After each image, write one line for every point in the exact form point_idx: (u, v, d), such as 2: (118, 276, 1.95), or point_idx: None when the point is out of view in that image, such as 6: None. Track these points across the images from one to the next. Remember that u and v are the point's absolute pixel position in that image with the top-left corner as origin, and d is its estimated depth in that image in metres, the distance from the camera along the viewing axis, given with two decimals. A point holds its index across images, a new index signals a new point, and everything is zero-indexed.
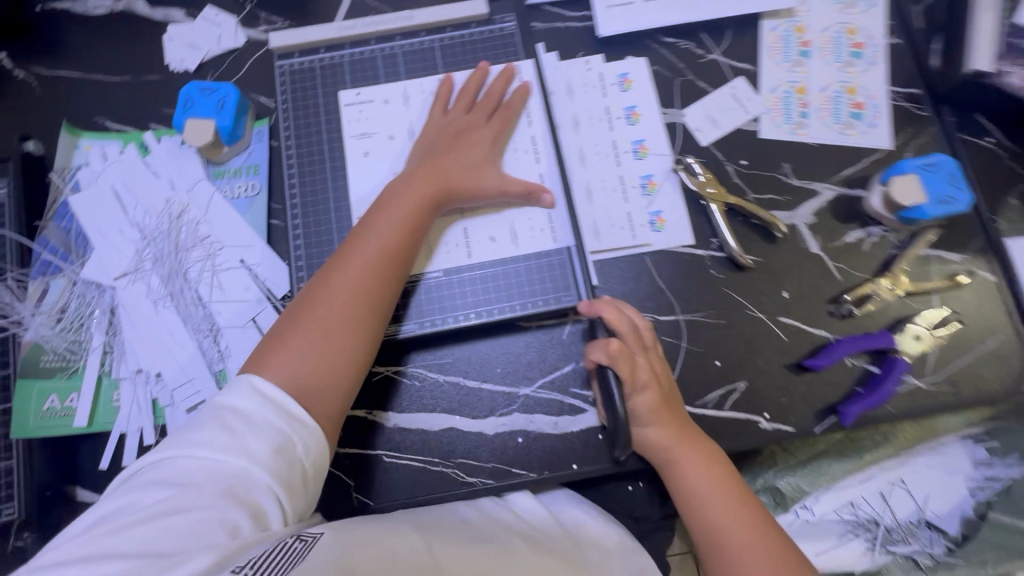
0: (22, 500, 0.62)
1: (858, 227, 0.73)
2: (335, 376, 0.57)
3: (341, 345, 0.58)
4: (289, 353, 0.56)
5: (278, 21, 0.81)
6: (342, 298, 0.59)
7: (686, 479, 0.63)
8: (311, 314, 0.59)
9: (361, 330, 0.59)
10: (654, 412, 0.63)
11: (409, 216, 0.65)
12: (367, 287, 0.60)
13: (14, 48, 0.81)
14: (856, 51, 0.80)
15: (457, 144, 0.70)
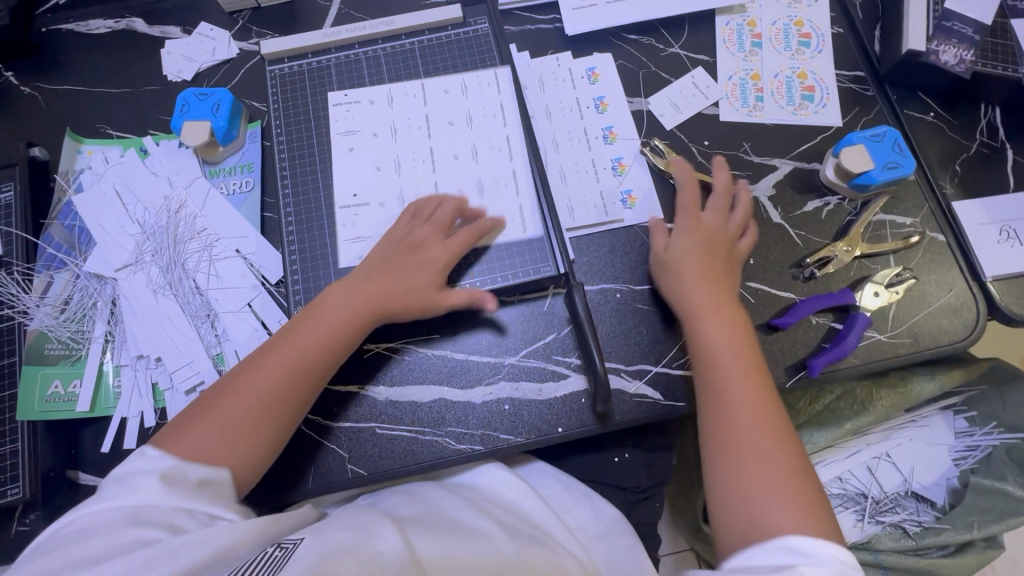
0: (27, 481, 0.64)
1: (815, 197, 0.79)
2: (243, 460, 0.58)
3: (256, 436, 0.59)
4: (202, 434, 0.57)
5: (269, 34, 0.88)
6: (263, 391, 0.60)
7: (711, 339, 0.66)
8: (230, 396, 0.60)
9: (278, 424, 0.60)
10: (696, 272, 0.69)
11: (343, 318, 0.65)
12: (288, 379, 0.61)
13: (23, 66, 0.87)
14: (804, 40, 0.87)
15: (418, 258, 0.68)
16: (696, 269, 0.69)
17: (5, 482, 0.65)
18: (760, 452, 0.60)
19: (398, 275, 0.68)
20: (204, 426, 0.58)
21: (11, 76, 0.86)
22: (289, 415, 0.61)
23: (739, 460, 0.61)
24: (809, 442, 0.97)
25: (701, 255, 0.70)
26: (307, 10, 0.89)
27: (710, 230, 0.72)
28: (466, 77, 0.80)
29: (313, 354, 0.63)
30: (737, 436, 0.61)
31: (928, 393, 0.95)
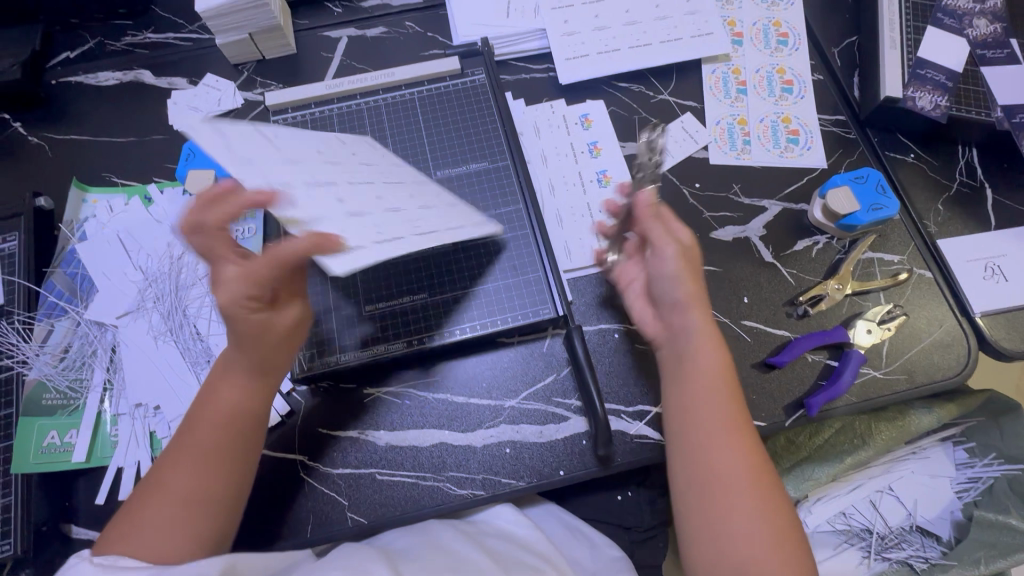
0: (19, 538, 0.63)
1: (805, 237, 0.81)
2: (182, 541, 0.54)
3: (200, 533, 0.56)
4: (149, 540, 0.54)
5: (273, 84, 0.91)
6: (201, 491, 0.57)
7: (697, 342, 0.62)
8: (167, 499, 0.56)
9: (225, 516, 0.58)
10: (680, 272, 0.62)
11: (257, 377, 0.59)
12: (209, 456, 0.57)
13: (32, 117, 0.89)
14: (787, 87, 0.91)
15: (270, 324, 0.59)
16: (683, 270, 0.62)
17: None
18: (734, 458, 0.57)
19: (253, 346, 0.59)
20: (151, 531, 0.54)
21: (19, 127, 0.88)
22: (232, 505, 0.58)
23: (707, 466, 0.57)
24: (811, 478, 0.96)
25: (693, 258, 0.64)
26: (310, 62, 0.92)
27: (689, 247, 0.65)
28: (465, 133, 0.83)
29: (239, 443, 0.59)
30: (713, 460, 0.57)
31: (926, 426, 0.95)
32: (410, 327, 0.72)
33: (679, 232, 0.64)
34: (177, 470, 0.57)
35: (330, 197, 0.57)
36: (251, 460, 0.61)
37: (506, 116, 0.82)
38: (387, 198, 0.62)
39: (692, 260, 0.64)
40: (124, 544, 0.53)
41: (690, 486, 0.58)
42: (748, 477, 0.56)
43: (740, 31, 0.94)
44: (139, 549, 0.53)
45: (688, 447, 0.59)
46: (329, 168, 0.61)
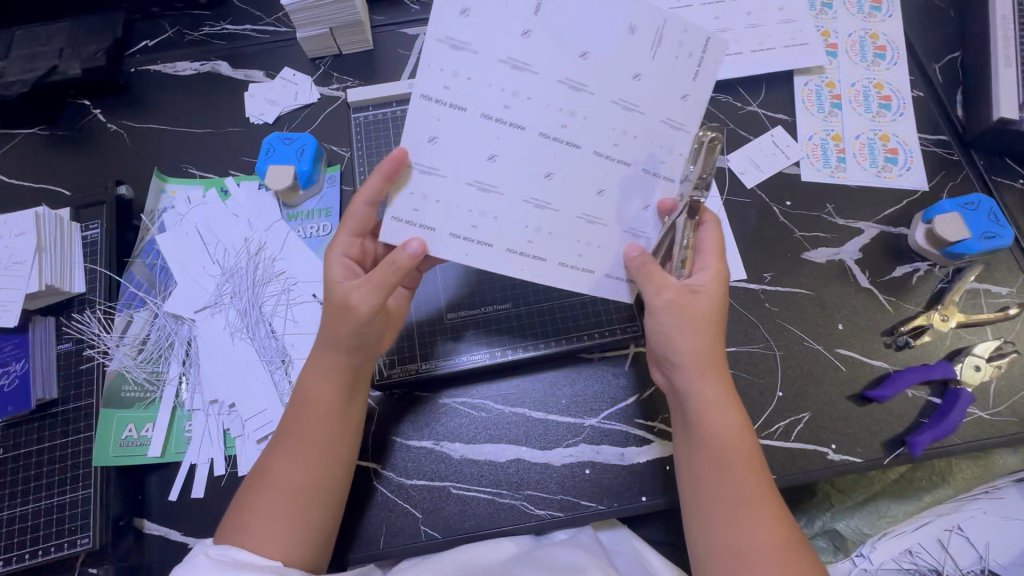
0: (97, 531, 0.62)
1: (904, 263, 0.76)
2: (302, 539, 0.55)
3: (309, 517, 0.56)
4: (260, 531, 0.54)
5: (349, 80, 0.90)
6: (299, 479, 0.56)
7: (711, 401, 0.57)
8: (270, 491, 0.56)
9: (331, 497, 0.58)
10: (682, 323, 0.57)
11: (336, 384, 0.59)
12: (312, 459, 0.57)
13: (111, 104, 0.89)
14: (885, 102, 0.86)
15: (348, 315, 0.57)
16: (698, 326, 0.57)
17: (76, 530, 0.62)
18: (758, 515, 0.54)
19: (332, 332, 0.58)
20: (260, 523, 0.54)
21: (98, 113, 0.88)
22: (340, 486, 0.59)
23: (728, 524, 0.54)
24: (886, 515, 0.90)
25: (714, 310, 0.58)
26: (388, 59, 0.91)
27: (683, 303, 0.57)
28: None
29: (332, 427, 0.59)
30: (726, 518, 0.54)
31: (1011, 466, 0.91)
32: (491, 337, 0.72)
33: (704, 278, 0.59)
34: (274, 460, 0.57)
35: (467, 161, 0.53)
36: (347, 442, 0.60)
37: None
38: (520, 184, 0.54)
39: (709, 314, 0.58)
40: (239, 535, 0.54)
41: (711, 548, 0.54)
42: (777, 535, 0.53)
43: (835, 42, 0.90)
44: (253, 541, 0.54)
45: (705, 507, 0.56)
46: (495, 100, 0.52)
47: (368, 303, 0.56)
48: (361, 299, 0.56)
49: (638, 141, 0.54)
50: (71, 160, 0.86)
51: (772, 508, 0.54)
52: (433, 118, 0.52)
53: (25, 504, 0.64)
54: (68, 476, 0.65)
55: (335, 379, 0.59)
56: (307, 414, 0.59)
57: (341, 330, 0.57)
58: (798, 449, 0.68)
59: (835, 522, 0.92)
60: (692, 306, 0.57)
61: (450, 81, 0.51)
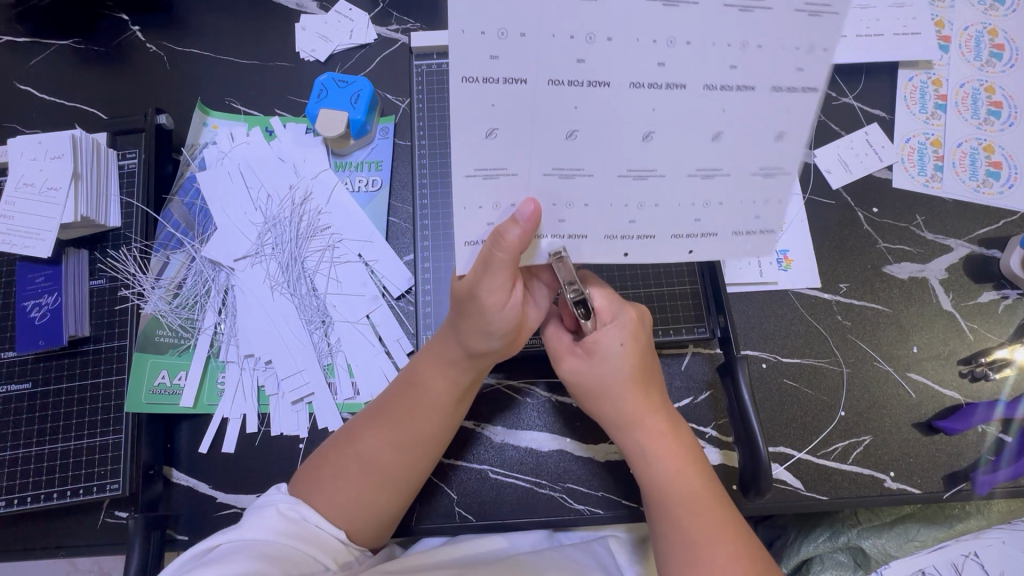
0: (127, 478, 0.61)
1: (992, 288, 0.71)
2: (371, 519, 0.55)
3: (379, 501, 0.55)
4: (336, 498, 0.54)
5: (409, 22, 0.82)
6: (384, 461, 0.55)
7: (646, 444, 0.56)
8: (352, 463, 0.55)
9: (405, 490, 0.56)
10: (622, 377, 0.56)
11: (456, 377, 0.55)
12: (403, 448, 0.55)
13: (149, 21, 0.82)
14: (994, 109, 0.78)
15: (479, 309, 0.49)
16: (603, 385, 0.56)
17: (106, 474, 0.61)
18: (710, 548, 0.50)
19: (462, 327, 0.52)
20: (332, 489, 0.54)
21: (137, 31, 0.82)
22: (417, 479, 0.57)
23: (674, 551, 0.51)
24: (915, 539, 0.88)
25: (623, 366, 0.55)
26: None
27: (608, 364, 0.56)
28: None
29: (436, 423, 0.56)
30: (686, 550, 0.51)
31: None
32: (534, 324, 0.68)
33: (614, 331, 0.56)
34: (365, 434, 0.55)
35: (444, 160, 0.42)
36: (436, 441, 0.57)
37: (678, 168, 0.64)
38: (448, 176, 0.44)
39: (613, 369, 0.55)
40: (312, 493, 0.54)
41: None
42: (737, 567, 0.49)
43: (948, 35, 0.81)
44: (318, 505, 0.54)
45: (654, 533, 0.54)
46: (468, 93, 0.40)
47: (511, 301, 0.49)
48: (494, 295, 0.48)
49: (698, 210, 0.46)
50: (107, 81, 0.80)
51: (731, 539, 0.51)
52: (485, 100, 0.40)
53: (54, 443, 0.62)
54: (99, 419, 0.62)
55: (453, 374, 0.55)
56: (412, 401, 0.55)
57: (470, 326, 0.51)
58: (854, 472, 0.65)
59: (861, 539, 0.88)
60: (588, 363, 0.56)
61: (498, 47, 0.38)
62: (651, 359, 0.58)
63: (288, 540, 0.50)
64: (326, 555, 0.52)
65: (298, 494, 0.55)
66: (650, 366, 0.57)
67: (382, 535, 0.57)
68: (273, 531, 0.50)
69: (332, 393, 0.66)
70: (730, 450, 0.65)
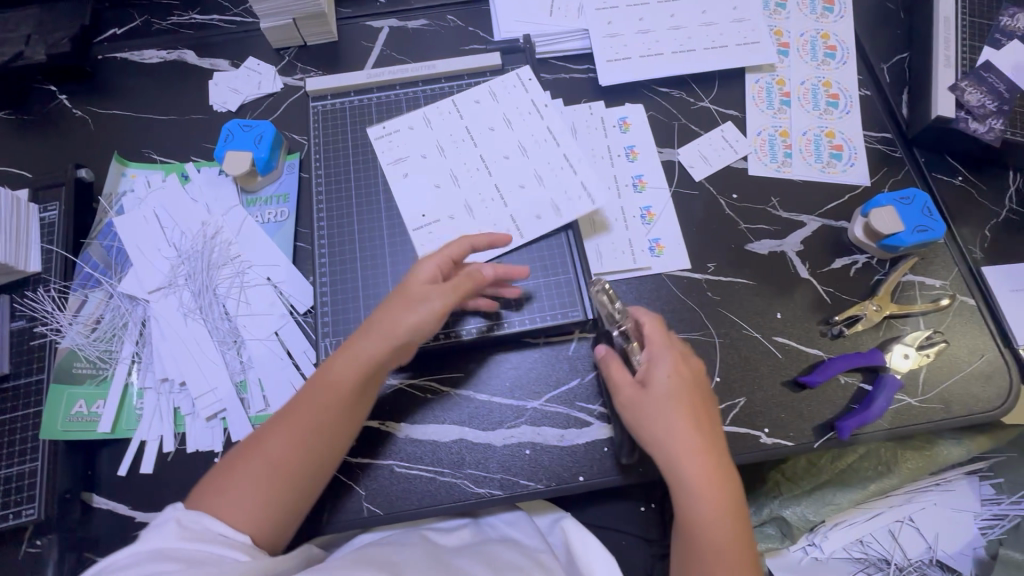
0: (44, 503, 0.64)
1: (843, 255, 0.79)
2: (272, 517, 0.59)
3: (278, 496, 0.59)
4: (233, 499, 0.58)
5: (312, 71, 0.92)
6: (284, 459, 0.60)
7: (694, 482, 0.60)
8: (256, 460, 0.60)
9: (302, 487, 0.61)
10: (671, 407, 0.63)
11: (359, 377, 0.62)
12: (306, 442, 0.61)
13: (75, 90, 0.91)
14: (832, 100, 0.88)
15: (414, 297, 0.63)
16: (656, 409, 0.63)
17: (22, 501, 0.64)
18: None
19: (388, 318, 0.63)
20: (232, 492, 0.58)
21: (64, 99, 0.90)
22: (317, 476, 0.62)
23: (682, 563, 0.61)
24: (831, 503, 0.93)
25: (676, 391, 0.63)
26: (350, 50, 0.93)
27: (665, 395, 0.63)
28: (502, 92, 0.83)
29: (328, 413, 0.61)
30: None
31: (956, 457, 0.91)
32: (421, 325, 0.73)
33: (662, 364, 0.65)
34: (271, 435, 0.61)
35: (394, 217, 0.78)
36: (332, 435, 0.62)
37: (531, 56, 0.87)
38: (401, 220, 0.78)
39: (666, 395, 0.63)
40: (213, 497, 0.58)
41: None
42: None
43: (787, 42, 0.92)
44: (223, 508, 0.58)
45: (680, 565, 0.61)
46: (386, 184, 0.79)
47: (435, 286, 0.63)
48: (427, 274, 0.65)
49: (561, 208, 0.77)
50: (35, 145, 0.87)
51: (740, 555, 0.59)
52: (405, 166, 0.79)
53: None
54: (19, 449, 0.66)
55: (356, 376, 0.62)
56: (317, 399, 0.62)
57: (398, 312, 0.63)
58: (731, 433, 0.70)
59: (782, 509, 0.94)
60: (644, 392, 0.64)
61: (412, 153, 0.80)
62: (701, 392, 0.65)
63: (194, 543, 0.53)
64: (236, 551, 0.54)
65: (201, 499, 0.58)
66: (699, 398, 0.64)
67: (285, 534, 0.60)
68: (178, 538, 0.53)
69: (244, 407, 0.71)
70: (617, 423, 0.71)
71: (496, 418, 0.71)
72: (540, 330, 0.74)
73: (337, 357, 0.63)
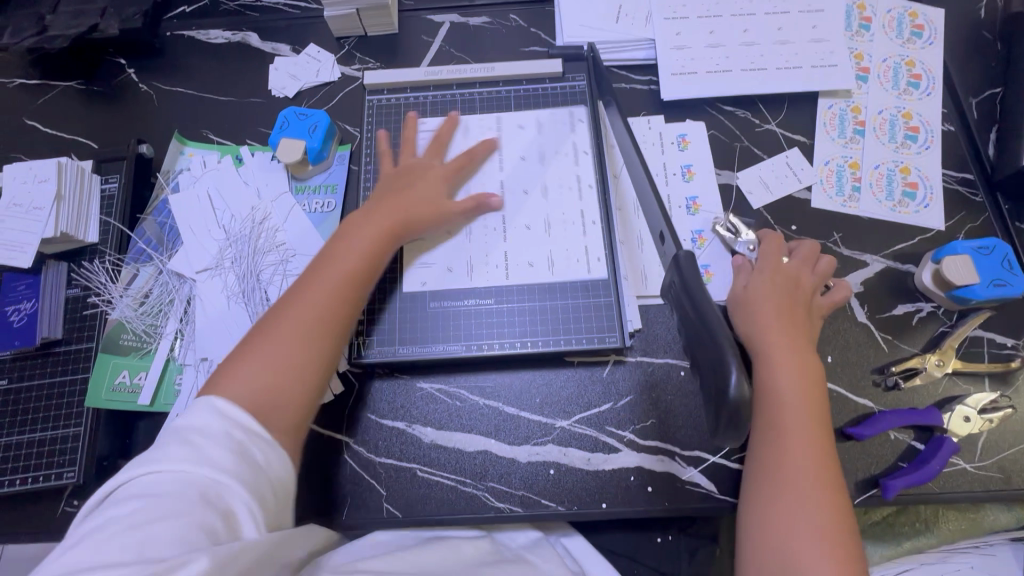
0: (83, 467, 0.67)
1: (907, 301, 0.74)
2: (302, 368, 0.58)
3: (309, 336, 0.59)
4: (255, 367, 0.56)
5: (371, 62, 0.91)
6: (309, 306, 0.60)
7: (779, 359, 0.63)
8: (261, 356, 0.57)
9: (325, 343, 0.60)
10: (764, 293, 0.68)
11: (373, 243, 0.66)
12: (331, 292, 0.62)
13: (143, 65, 0.93)
14: (911, 134, 0.83)
15: (415, 189, 0.72)
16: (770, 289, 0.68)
17: (64, 463, 0.67)
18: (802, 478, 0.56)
19: (402, 192, 0.72)
20: (257, 350, 0.57)
21: (132, 73, 0.92)
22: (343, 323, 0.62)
23: (771, 539, 0.55)
24: None
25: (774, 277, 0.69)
26: (410, 44, 0.93)
27: (790, 274, 0.70)
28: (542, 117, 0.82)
29: (349, 258, 0.64)
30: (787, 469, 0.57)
31: (1001, 524, 0.86)
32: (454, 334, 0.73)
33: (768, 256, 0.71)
34: (284, 310, 0.61)
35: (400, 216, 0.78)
36: (356, 287, 0.64)
37: (594, 65, 0.83)
38: None
39: (768, 294, 0.68)
40: (227, 382, 0.56)
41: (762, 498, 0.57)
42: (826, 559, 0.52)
43: (867, 66, 0.86)
44: (244, 377, 0.56)
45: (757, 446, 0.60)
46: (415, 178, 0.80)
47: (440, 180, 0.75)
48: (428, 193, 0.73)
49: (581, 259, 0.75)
50: (101, 116, 0.90)
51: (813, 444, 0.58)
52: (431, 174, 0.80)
53: (23, 434, 0.69)
54: (63, 413, 0.69)
55: (374, 231, 0.67)
56: (337, 251, 0.65)
57: (404, 203, 0.71)
58: None
59: None
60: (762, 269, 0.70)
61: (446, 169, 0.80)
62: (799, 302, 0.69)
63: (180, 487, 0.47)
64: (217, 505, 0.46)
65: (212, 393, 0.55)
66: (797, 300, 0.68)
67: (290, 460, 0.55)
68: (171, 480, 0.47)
69: None
70: (645, 453, 0.69)
71: (524, 433, 0.70)
72: (576, 349, 0.72)
73: (338, 243, 0.67)
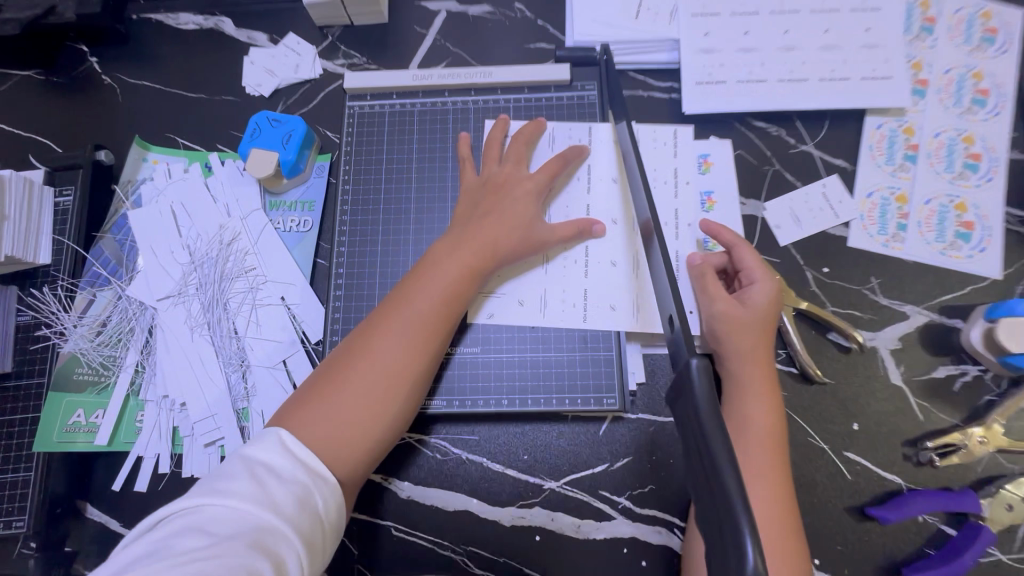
0: (33, 515, 0.62)
1: (950, 363, 0.65)
2: (372, 429, 0.51)
3: (384, 390, 0.52)
4: (324, 415, 0.50)
5: (356, 57, 0.81)
6: (388, 353, 0.53)
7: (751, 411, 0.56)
8: (332, 404, 0.51)
9: (397, 402, 0.53)
10: (738, 329, 0.58)
11: (455, 281, 0.58)
12: (408, 337, 0.54)
13: (106, 54, 0.84)
14: (971, 162, 0.71)
15: (504, 212, 0.63)
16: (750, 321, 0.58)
17: (14, 510, 0.63)
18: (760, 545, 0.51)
19: (503, 212, 0.62)
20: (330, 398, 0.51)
21: (93, 63, 0.83)
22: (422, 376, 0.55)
23: None
24: None
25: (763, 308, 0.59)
26: (400, 36, 0.82)
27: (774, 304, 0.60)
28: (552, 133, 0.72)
29: (432, 298, 0.56)
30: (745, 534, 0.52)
31: None
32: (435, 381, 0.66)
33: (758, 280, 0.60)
34: (363, 350, 0.54)
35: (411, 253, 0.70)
36: (437, 332, 0.56)
37: (608, 72, 0.72)
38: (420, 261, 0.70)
39: (760, 318, 0.59)
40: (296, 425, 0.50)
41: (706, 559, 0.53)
42: None
43: (926, 79, 0.74)
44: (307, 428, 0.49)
45: None
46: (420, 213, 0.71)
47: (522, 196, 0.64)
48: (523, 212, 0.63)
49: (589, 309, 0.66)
50: (60, 112, 0.82)
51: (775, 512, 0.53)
52: None
53: None
54: (14, 455, 0.65)
55: (458, 265, 0.59)
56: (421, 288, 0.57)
57: (495, 225, 0.62)
58: None
59: None
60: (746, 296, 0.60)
61: None
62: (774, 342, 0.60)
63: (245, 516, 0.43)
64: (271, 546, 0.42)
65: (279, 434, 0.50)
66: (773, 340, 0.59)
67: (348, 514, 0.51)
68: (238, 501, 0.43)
69: (243, 438, 0.66)
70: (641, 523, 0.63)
71: (509, 495, 0.64)
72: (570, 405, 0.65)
73: (416, 276, 0.59)
